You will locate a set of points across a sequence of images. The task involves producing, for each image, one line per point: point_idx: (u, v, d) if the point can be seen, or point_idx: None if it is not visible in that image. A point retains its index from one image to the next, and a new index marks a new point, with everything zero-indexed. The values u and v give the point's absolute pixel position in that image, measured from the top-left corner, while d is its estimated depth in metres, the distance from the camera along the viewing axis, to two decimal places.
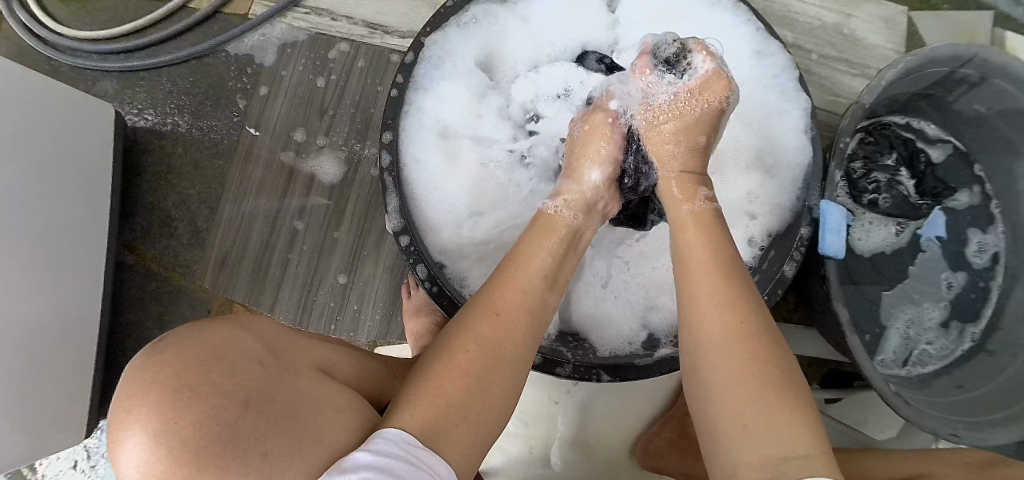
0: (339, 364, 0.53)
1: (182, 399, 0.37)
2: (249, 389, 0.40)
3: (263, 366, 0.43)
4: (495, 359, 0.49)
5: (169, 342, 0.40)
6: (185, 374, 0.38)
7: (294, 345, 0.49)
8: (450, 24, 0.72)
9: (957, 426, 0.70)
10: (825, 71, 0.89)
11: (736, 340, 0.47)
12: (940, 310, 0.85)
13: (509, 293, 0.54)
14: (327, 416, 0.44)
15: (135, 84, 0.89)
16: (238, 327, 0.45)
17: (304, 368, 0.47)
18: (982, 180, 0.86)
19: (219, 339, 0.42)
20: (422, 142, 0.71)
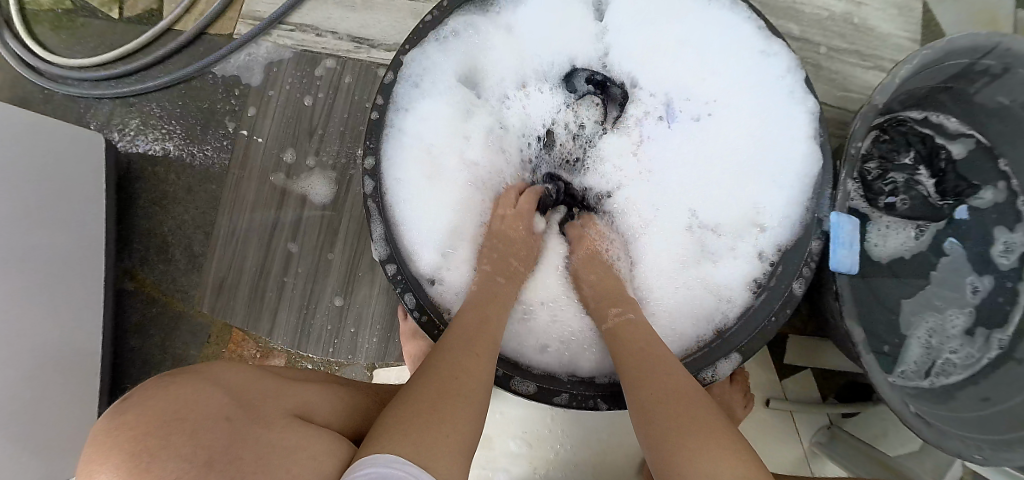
0: (320, 406, 0.50)
1: (139, 466, 0.34)
2: (213, 448, 0.37)
3: (231, 420, 0.39)
4: (464, 378, 0.51)
5: (133, 401, 0.37)
6: (143, 438, 0.35)
7: (271, 390, 0.46)
8: (430, 40, 0.71)
9: (981, 447, 0.65)
10: (835, 65, 0.83)
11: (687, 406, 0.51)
12: (965, 317, 0.79)
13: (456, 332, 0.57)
14: (303, 464, 0.40)
15: (126, 110, 0.88)
16: (208, 377, 0.42)
17: (281, 414, 0.44)
18: (1008, 176, 0.79)
19: (184, 393, 0.39)
20: (405, 165, 0.70)
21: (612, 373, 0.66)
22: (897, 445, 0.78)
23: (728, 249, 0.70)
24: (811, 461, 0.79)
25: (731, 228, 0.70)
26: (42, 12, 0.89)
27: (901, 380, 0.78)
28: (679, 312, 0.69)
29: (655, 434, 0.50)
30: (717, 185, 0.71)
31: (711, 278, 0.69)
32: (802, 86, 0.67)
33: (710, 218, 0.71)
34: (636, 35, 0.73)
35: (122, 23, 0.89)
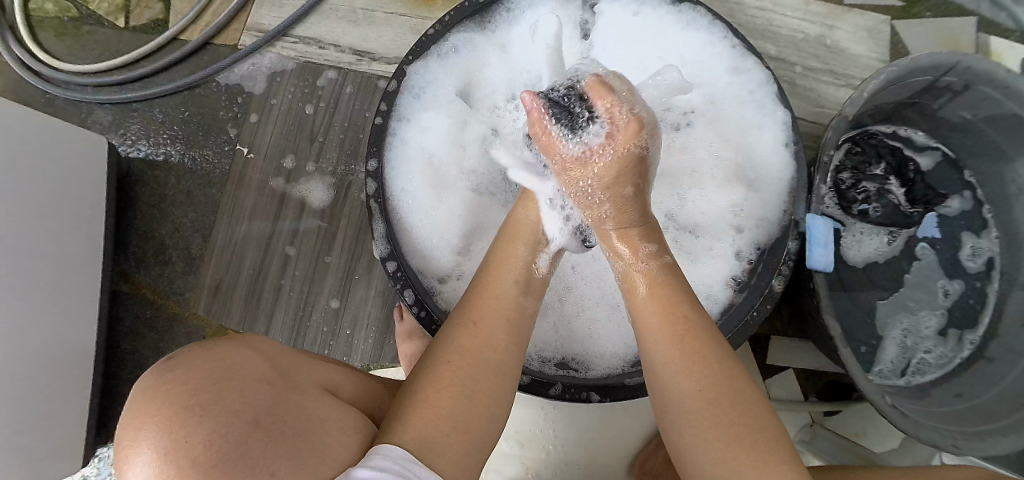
0: (343, 385, 0.52)
1: (192, 418, 0.35)
2: (259, 410, 0.38)
3: (273, 386, 0.41)
4: (480, 364, 0.50)
5: (178, 361, 0.38)
6: (195, 392, 0.36)
7: (302, 365, 0.47)
8: (430, 55, 0.74)
9: (957, 437, 0.69)
10: (810, 83, 0.89)
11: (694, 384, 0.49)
12: (937, 318, 0.84)
13: (487, 307, 0.54)
14: (333, 436, 0.42)
15: (129, 116, 0.90)
16: (244, 346, 0.43)
17: (310, 388, 0.45)
18: (972, 186, 0.86)
19: (228, 358, 0.40)
20: (407, 172, 0.73)
21: (604, 367, 0.69)
22: (878, 443, 0.80)
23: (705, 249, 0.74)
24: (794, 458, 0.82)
25: (710, 230, 0.75)
26: (47, 19, 0.91)
27: (878, 378, 0.82)
28: None
29: (653, 367, 0.53)
30: (699, 193, 0.76)
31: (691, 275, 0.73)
32: (775, 98, 0.71)
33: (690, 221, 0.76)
34: (622, 50, 0.78)
35: (127, 32, 0.91)
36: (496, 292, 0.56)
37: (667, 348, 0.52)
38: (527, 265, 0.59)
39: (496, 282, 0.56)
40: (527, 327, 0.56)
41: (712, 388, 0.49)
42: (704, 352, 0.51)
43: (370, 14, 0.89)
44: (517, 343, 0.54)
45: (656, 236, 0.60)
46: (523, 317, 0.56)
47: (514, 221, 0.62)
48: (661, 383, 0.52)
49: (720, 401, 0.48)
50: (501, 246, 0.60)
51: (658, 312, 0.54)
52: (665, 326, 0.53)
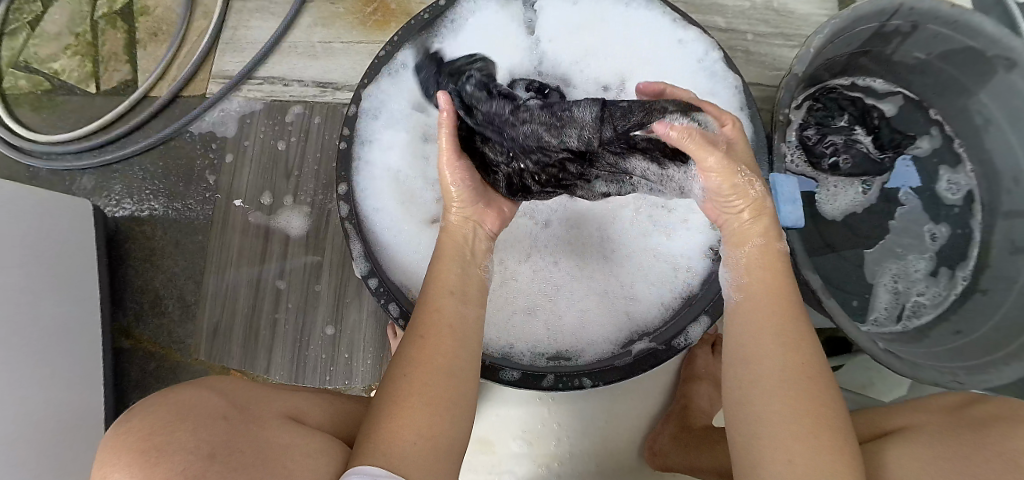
0: (308, 410, 0.53)
1: (150, 459, 0.37)
2: (214, 443, 0.39)
3: (230, 420, 0.42)
4: (429, 376, 0.49)
5: (136, 412, 0.41)
6: (151, 437, 0.38)
7: (264, 398, 0.49)
8: (382, 74, 0.76)
9: (958, 373, 0.69)
10: (763, 48, 0.90)
11: (796, 372, 0.47)
12: (926, 261, 0.84)
13: (430, 316, 0.53)
14: (298, 460, 0.43)
15: (109, 176, 0.93)
16: (205, 390, 0.45)
17: (272, 419, 0.46)
18: (940, 123, 0.87)
19: (184, 402, 0.42)
20: (378, 191, 0.74)
21: (594, 353, 0.70)
22: (890, 390, 0.82)
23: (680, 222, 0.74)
24: None
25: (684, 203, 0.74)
26: (22, 95, 0.94)
27: (874, 327, 0.82)
28: (646, 282, 0.73)
29: (759, 378, 0.48)
30: None
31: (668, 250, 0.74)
32: (723, 65, 0.74)
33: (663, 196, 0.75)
34: (568, 43, 0.80)
35: (100, 97, 0.95)
36: (444, 304, 0.54)
37: (772, 326, 0.50)
38: (465, 276, 0.58)
39: (436, 295, 0.55)
40: (473, 333, 0.54)
41: (804, 374, 0.47)
42: (817, 372, 0.48)
43: (329, 46, 0.92)
44: (466, 347, 0.53)
45: (775, 260, 0.54)
46: (469, 324, 0.54)
47: (451, 235, 0.61)
48: (754, 358, 0.49)
49: (807, 389, 0.47)
50: (437, 264, 0.59)
51: (771, 294, 0.52)
52: (778, 298, 0.52)
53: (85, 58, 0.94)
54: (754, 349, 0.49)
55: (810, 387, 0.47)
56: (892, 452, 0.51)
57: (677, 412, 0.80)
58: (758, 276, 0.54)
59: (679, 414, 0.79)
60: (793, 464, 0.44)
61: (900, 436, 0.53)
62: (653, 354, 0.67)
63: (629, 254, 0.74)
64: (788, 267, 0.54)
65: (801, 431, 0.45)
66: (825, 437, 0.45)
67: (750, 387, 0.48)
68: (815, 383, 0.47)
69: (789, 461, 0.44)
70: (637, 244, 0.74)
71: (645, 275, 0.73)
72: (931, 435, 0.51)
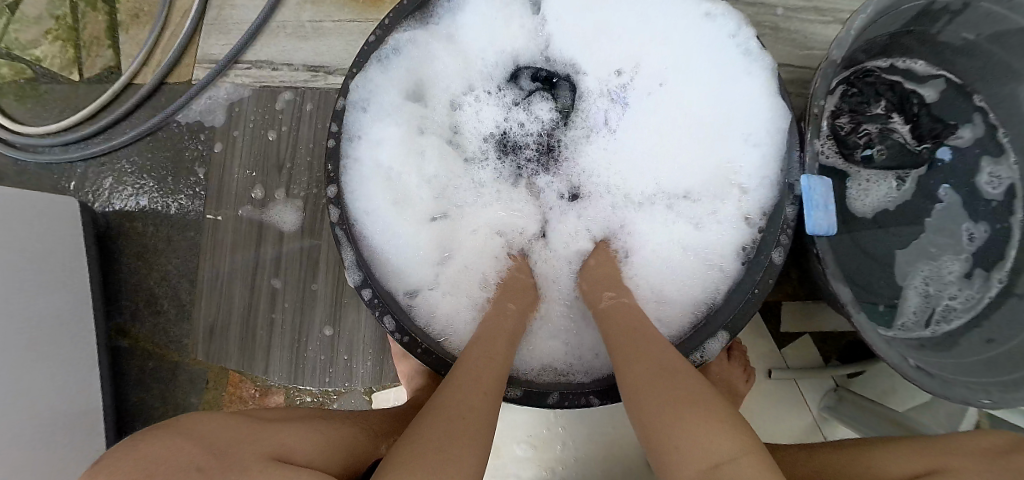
0: (296, 442, 0.50)
1: None
2: None
3: (202, 473, 0.42)
4: (483, 415, 0.51)
5: (106, 466, 0.41)
6: None
7: (246, 434, 0.48)
8: (371, 62, 0.69)
9: (991, 391, 0.64)
10: (793, 25, 0.82)
11: (654, 367, 0.53)
12: (961, 263, 0.79)
13: (488, 366, 0.57)
14: None
15: (98, 169, 0.89)
16: (181, 436, 0.45)
17: (252, 460, 0.45)
18: (984, 110, 0.79)
19: (155, 454, 0.42)
20: (368, 191, 0.70)
21: (604, 367, 0.66)
22: (909, 400, 0.79)
23: (708, 214, 0.70)
24: (822, 426, 0.79)
25: (706, 194, 0.71)
26: (5, 85, 0.90)
27: (902, 333, 0.77)
28: (675, 279, 0.69)
29: (628, 389, 0.53)
30: (678, 160, 0.72)
31: (696, 240, 0.70)
32: (757, 42, 0.67)
33: (685, 185, 0.72)
34: (576, 20, 0.74)
35: (83, 84, 0.90)
36: (492, 358, 0.58)
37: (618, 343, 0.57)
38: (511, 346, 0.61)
39: (491, 351, 0.59)
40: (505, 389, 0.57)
41: (660, 368, 0.52)
42: (672, 367, 0.53)
43: (320, 26, 0.86)
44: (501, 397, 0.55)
45: (627, 310, 0.61)
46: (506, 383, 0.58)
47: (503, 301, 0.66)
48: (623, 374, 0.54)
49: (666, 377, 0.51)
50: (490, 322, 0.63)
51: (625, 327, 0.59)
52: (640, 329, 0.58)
53: (67, 44, 0.89)
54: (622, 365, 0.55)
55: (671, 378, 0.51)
56: None
57: None
58: (608, 326, 0.60)
59: None
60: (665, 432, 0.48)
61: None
62: None
63: (662, 247, 0.71)
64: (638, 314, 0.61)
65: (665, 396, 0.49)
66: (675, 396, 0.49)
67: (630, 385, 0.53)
68: (671, 372, 0.52)
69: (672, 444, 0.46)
70: (661, 235, 0.71)
71: (677, 267, 0.70)
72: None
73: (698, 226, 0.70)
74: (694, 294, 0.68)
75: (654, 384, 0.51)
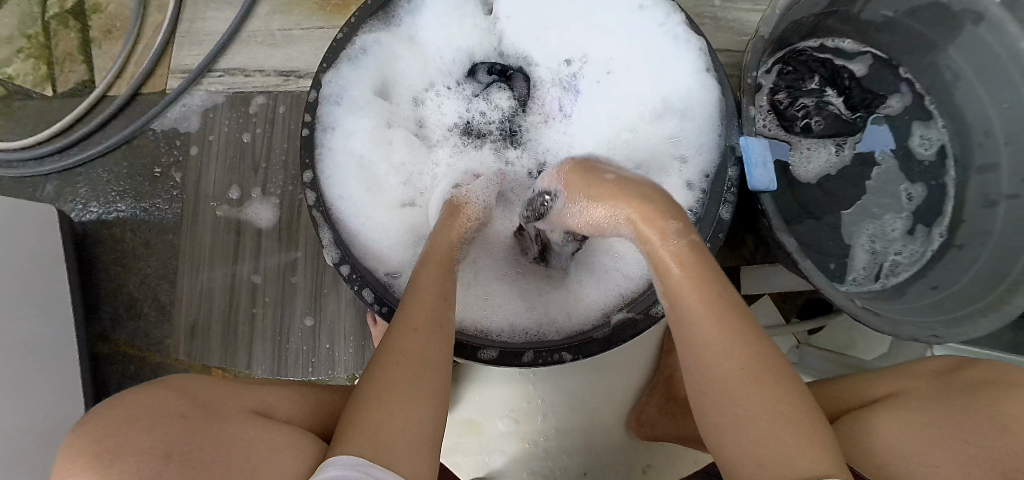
0: (273, 402, 0.52)
1: (105, 463, 0.38)
2: (171, 442, 0.40)
3: (188, 418, 0.42)
4: (420, 365, 0.50)
5: (93, 417, 0.41)
6: (105, 440, 0.39)
7: (227, 393, 0.49)
8: (342, 59, 0.73)
9: (935, 327, 0.70)
10: (731, 13, 0.89)
11: (744, 368, 0.45)
12: (903, 220, 0.85)
13: (419, 309, 0.54)
14: (263, 454, 0.43)
15: (74, 180, 0.91)
16: (166, 388, 0.45)
17: (237, 412, 0.46)
18: (909, 80, 0.87)
19: (140, 402, 0.42)
20: (342, 178, 0.73)
21: (573, 325, 0.69)
22: (868, 349, 0.84)
23: (655, 183, 0.75)
24: None
25: (653, 166, 0.76)
26: None
27: (853, 287, 0.83)
28: (629, 248, 0.72)
29: (711, 390, 0.46)
30: (629, 135, 0.78)
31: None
32: (685, 27, 0.71)
33: (633, 161, 0.76)
34: (527, 16, 0.79)
35: (57, 99, 0.92)
36: (428, 300, 0.56)
37: (712, 336, 0.47)
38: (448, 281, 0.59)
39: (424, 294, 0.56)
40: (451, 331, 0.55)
41: (751, 371, 0.45)
42: (762, 364, 0.46)
43: (288, 34, 0.90)
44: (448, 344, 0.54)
45: (689, 260, 0.51)
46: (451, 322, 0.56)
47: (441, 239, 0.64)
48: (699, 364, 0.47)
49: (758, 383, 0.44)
50: (425, 267, 0.60)
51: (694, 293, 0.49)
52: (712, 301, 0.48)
53: (39, 61, 0.92)
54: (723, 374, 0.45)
55: (764, 383, 0.45)
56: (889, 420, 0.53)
57: (661, 384, 0.80)
58: (673, 284, 0.50)
59: (663, 385, 0.80)
60: (766, 466, 0.42)
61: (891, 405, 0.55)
62: (631, 322, 0.67)
63: None
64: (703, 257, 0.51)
65: (783, 434, 0.42)
66: (797, 437, 0.42)
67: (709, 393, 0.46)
68: (763, 371, 0.45)
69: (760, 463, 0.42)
70: None
71: None
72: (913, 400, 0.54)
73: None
74: (647, 255, 0.71)
75: (745, 396, 0.44)
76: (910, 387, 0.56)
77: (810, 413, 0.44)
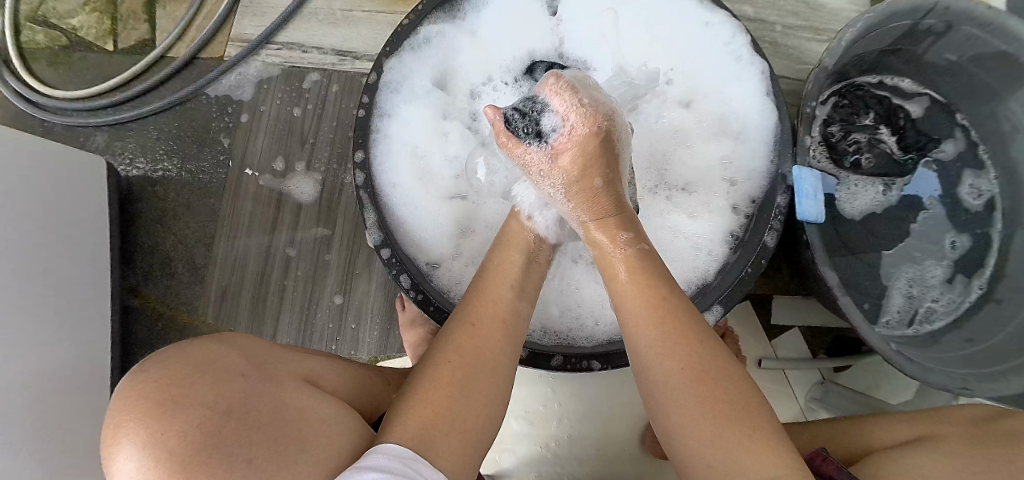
0: (319, 374, 0.52)
1: (167, 411, 0.36)
2: (231, 401, 0.39)
3: (246, 379, 0.41)
4: (476, 369, 0.50)
5: (154, 361, 0.39)
6: (168, 387, 0.37)
7: (278, 356, 0.48)
8: (405, 49, 0.75)
9: (968, 380, 0.69)
10: (791, 41, 0.89)
11: (682, 372, 0.49)
12: (943, 268, 0.83)
13: (485, 306, 0.55)
14: (313, 429, 0.42)
15: (124, 136, 0.92)
16: (222, 344, 0.44)
17: (288, 379, 0.46)
18: (965, 127, 0.85)
19: (203, 352, 0.41)
20: (395, 166, 0.74)
21: (605, 333, 0.70)
22: (894, 394, 0.82)
23: (703, 204, 0.74)
24: (808, 415, 0.83)
25: (703, 186, 0.75)
26: (39, 50, 0.93)
27: (885, 330, 0.82)
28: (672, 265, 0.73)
29: (656, 395, 0.50)
30: (682, 150, 0.77)
31: (690, 228, 0.74)
32: (749, 48, 0.73)
33: (682, 179, 0.77)
34: (587, 22, 0.80)
35: (116, 54, 0.94)
36: (495, 298, 0.56)
37: (650, 340, 0.51)
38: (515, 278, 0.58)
39: (494, 288, 0.57)
40: (521, 332, 0.55)
41: (692, 372, 0.49)
42: (702, 365, 0.49)
43: (350, 15, 0.91)
44: (514, 346, 0.54)
45: (638, 264, 0.56)
46: (519, 321, 0.56)
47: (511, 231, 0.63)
48: (645, 369, 0.51)
49: (701, 386, 0.48)
50: (498, 253, 0.61)
51: (639, 293, 0.54)
52: (649, 308, 0.52)
53: (103, 16, 0.93)
54: (672, 387, 0.49)
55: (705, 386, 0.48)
56: (918, 457, 0.52)
57: None
58: (620, 288, 0.55)
59: None
60: (714, 468, 0.46)
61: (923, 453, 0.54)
62: None
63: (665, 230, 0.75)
64: (651, 265, 0.56)
65: (724, 437, 0.46)
66: (735, 426, 0.46)
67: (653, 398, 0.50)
68: (700, 370, 0.49)
69: (707, 465, 0.46)
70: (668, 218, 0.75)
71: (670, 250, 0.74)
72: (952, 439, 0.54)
73: (692, 216, 0.74)
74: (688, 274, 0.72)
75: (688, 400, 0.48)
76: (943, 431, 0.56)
77: (748, 407, 0.47)
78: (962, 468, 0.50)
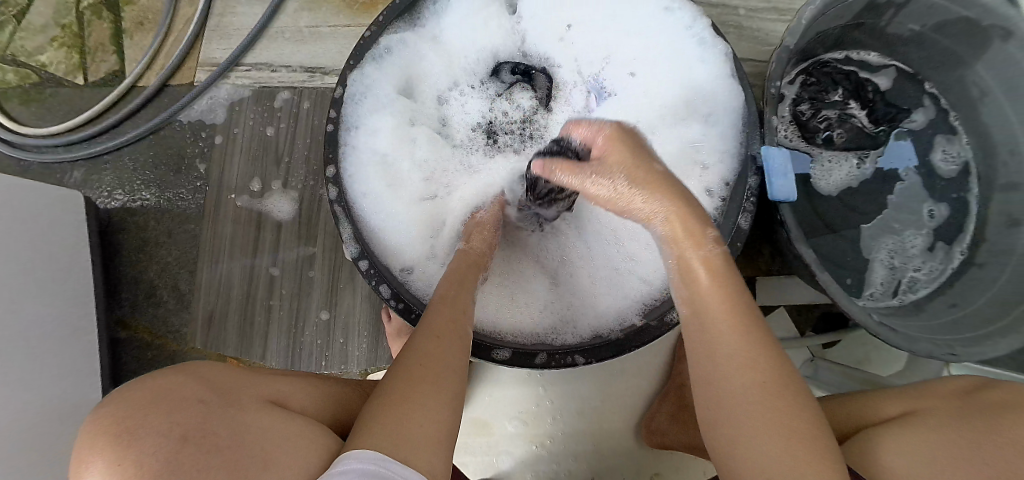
0: (291, 392, 0.53)
1: (124, 441, 0.39)
2: (187, 426, 0.40)
3: (207, 404, 0.43)
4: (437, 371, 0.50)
5: (116, 397, 0.42)
6: (125, 420, 0.40)
7: (245, 381, 0.49)
8: (367, 61, 0.74)
9: (954, 346, 0.69)
10: (756, 23, 0.89)
11: (745, 363, 0.48)
12: (923, 237, 0.84)
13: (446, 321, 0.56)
14: (277, 444, 0.43)
15: (101, 169, 0.92)
16: (186, 373, 0.46)
17: (254, 400, 0.47)
18: (934, 95, 0.86)
19: (160, 385, 0.43)
20: (366, 176, 0.74)
21: (589, 326, 0.70)
22: (884, 367, 0.82)
23: None
24: None
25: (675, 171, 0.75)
26: (10, 89, 0.94)
27: (870, 302, 0.82)
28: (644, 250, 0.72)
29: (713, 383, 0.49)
30: (651, 138, 0.77)
31: None
32: (711, 31, 0.72)
33: None
34: (549, 17, 0.80)
35: (87, 88, 0.94)
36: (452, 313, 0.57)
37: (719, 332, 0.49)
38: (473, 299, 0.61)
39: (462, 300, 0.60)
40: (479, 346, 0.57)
41: (753, 366, 0.47)
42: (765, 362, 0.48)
43: (316, 31, 0.91)
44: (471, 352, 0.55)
45: (719, 268, 0.52)
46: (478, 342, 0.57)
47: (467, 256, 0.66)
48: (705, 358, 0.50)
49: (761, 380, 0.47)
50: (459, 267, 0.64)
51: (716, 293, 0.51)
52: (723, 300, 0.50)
53: (72, 50, 0.94)
54: (743, 404, 0.46)
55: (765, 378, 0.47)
56: (908, 434, 0.52)
57: (674, 391, 0.80)
58: (697, 287, 0.52)
59: (676, 391, 0.79)
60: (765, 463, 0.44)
61: (908, 424, 0.54)
62: (647, 332, 0.67)
63: (635, 217, 0.74)
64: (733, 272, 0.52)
65: (777, 433, 0.45)
66: (793, 424, 0.45)
67: (720, 403, 0.48)
68: (762, 364, 0.47)
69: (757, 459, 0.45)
70: (636, 202, 0.74)
71: (639, 234, 0.72)
72: (939, 413, 0.54)
73: None
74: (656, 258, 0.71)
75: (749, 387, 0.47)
76: (930, 406, 0.56)
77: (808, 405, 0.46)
78: (948, 434, 0.51)
